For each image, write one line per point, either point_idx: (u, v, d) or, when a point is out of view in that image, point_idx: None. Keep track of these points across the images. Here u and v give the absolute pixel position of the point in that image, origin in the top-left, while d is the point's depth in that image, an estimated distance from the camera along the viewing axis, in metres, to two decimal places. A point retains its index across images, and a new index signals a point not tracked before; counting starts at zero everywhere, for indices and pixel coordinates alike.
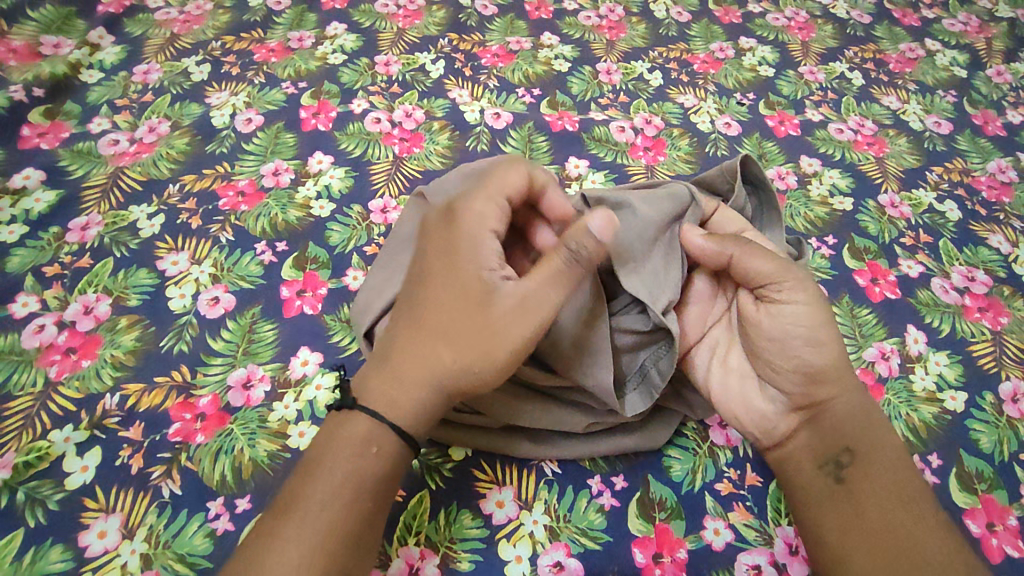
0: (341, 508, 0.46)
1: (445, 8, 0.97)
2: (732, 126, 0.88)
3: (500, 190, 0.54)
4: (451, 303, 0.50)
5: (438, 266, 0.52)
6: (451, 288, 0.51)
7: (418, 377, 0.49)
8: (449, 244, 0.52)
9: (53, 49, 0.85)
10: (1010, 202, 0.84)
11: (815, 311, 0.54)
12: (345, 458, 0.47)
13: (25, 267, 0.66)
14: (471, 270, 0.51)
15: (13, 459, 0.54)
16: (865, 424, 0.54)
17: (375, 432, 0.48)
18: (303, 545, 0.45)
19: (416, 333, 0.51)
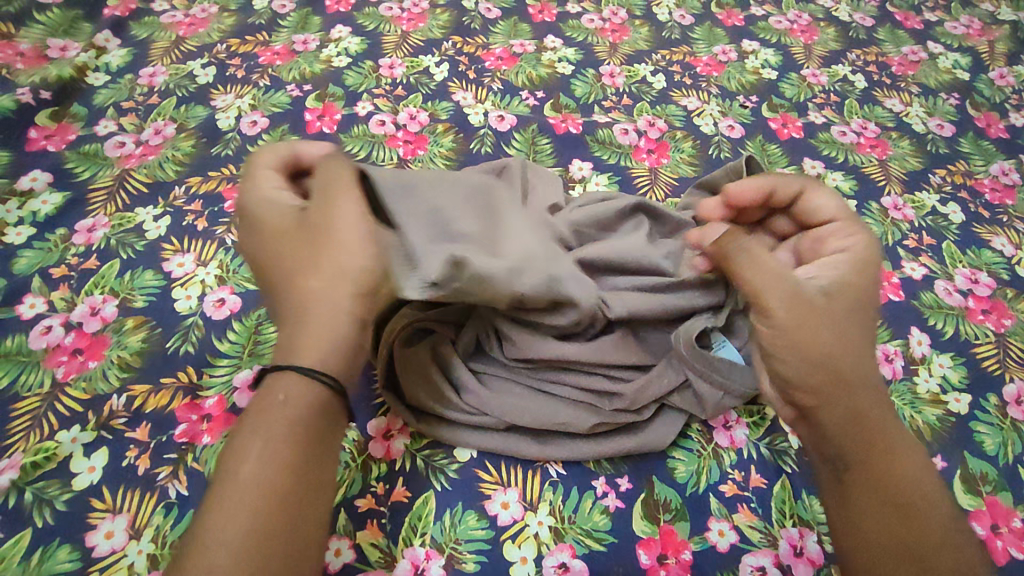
0: (257, 468, 0.40)
1: (449, 12, 0.98)
2: (735, 128, 0.88)
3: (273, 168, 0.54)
4: (290, 252, 0.48)
5: (264, 247, 0.50)
6: (283, 246, 0.49)
7: (305, 316, 0.45)
8: (255, 225, 0.51)
9: (60, 52, 0.85)
10: (1013, 205, 0.84)
11: (796, 314, 0.47)
12: (250, 423, 0.42)
13: (32, 269, 0.66)
14: (283, 217, 0.50)
15: (21, 459, 0.54)
16: (874, 426, 0.47)
17: (279, 381, 0.43)
18: (242, 507, 0.39)
19: (287, 290, 0.47)
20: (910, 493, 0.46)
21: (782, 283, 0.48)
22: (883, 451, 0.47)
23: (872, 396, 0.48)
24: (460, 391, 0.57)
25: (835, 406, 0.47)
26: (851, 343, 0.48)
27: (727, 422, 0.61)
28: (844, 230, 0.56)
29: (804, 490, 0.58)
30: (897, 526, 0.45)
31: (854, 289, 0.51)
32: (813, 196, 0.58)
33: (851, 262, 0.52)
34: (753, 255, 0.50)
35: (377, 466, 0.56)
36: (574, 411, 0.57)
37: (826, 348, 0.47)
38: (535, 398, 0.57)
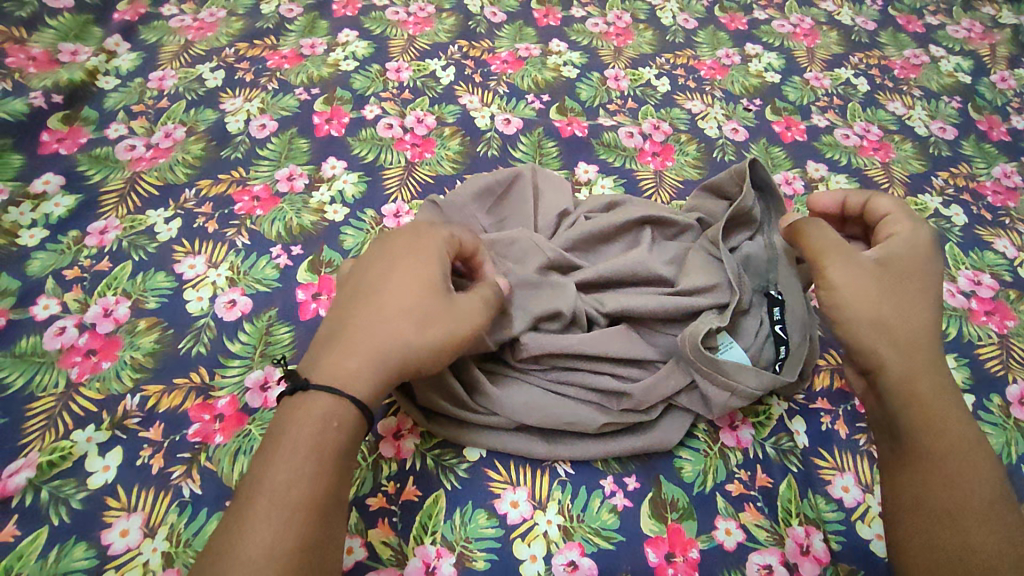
0: (308, 488, 0.43)
1: (455, 16, 0.99)
2: (739, 131, 0.89)
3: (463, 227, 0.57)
4: (406, 289, 0.51)
5: (392, 265, 0.52)
6: (408, 275, 0.51)
7: (368, 350, 0.48)
8: (411, 246, 0.53)
9: (71, 56, 0.87)
10: (1016, 207, 0.84)
11: (861, 289, 0.53)
12: (302, 437, 0.45)
13: (45, 271, 0.67)
14: (426, 264, 0.52)
15: (36, 458, 0.55)
16: (931, 390, 0.51)
17: (336, 408, 0.46)
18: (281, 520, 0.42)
19: (373, 316, 0.49)
20: (965, 468, 0.48)
21: (851, 264, 0.53)
22: (939, 426, 0.50)
23: (933, 364, 0.52)
24: (471, 391, 0.57)
25: (893, 367, 0.51)
26: (916, 313, 0.53)
27: (733, 423, 0.62)
28: (898, 221, 0.57)
29: (809, 489, 0.59)
30: (940, 500, 0.48)
31: (920, 263, 0.55)
32: (875, 204, 0.59)
33: (916, 245, 0.55)
34: (833, 239, 0.55)
35: (387, 466, 0.57)
36: (583, 411, 0.57)
37: (882, 318, 0.52)
38: (545, 398, 0.57)
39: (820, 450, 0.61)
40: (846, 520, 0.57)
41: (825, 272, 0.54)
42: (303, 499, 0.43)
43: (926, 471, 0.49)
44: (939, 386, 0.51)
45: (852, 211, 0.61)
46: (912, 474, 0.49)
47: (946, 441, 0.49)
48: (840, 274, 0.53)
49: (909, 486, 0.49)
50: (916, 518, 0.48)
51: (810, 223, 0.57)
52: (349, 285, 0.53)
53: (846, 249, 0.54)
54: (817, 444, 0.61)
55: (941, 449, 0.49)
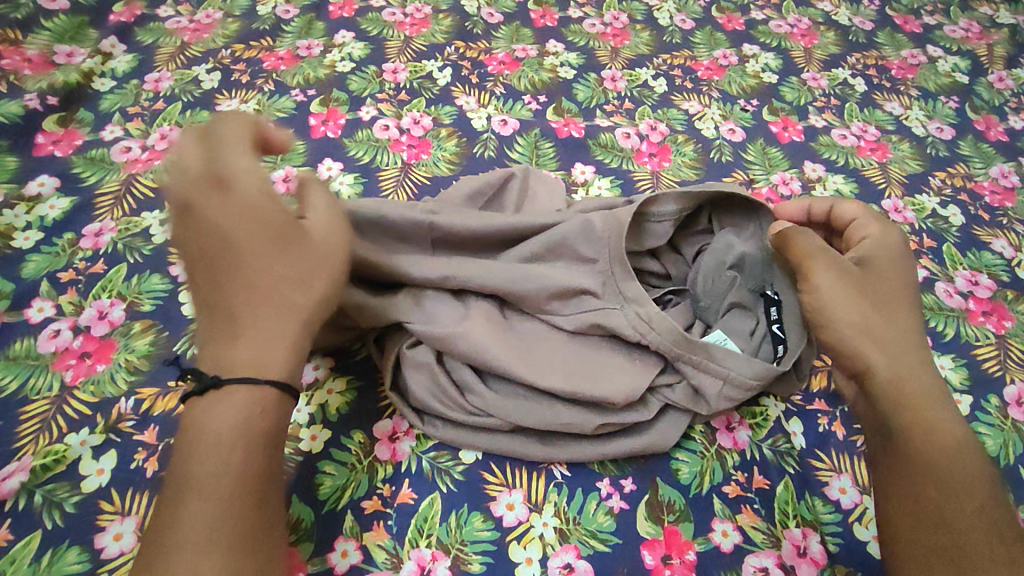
0: (234, 476, 0.44)
1: (452, 17, 0.99)
2: (736, 132, 0.89)
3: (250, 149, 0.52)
4: (269, 251, 0.49)
5: (238, 231, 0.48)
6: (262, 235, 0.49)
7: (272, 318, 0.48)
8: (241, 206, 0.49)
9: (67, 58, 0.86)
10: (1013, 207, 0.84)
11: (844, 288, 0.53)
12: (225, 427, 0.45)
13: (40, 273, 0.67)
14: (270, 220, 0.50)
15: (30, 462, 0.55)
16: (919, 389, 0.51)
17: (255, 392, 0.46)
18: (205, 521, 0.42)
19: (258, 284, 0.48)
20: (954, 467, 0.48)
21: (835, 268, 0.54)
22: (928, 425, 0.50)
23: (919, 362, 0.52)
24: (464, 391, 0.57)
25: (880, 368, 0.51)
26: (900, 313, 0.53)
27: (730, 424, 0.62)
28: (868, 225, 0.58)
29: (806, 491, 0.59)
30: (933, 502, 0.47)
31: (898, 263, 0.56)
32: (840, 210, 0.61)
33: (888, 247, 0.57)
34: (816, 243, 0.55)
35: (383, 469, 0.57)
36: (577, 412, 0.57)
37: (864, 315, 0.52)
38: (538, 399, 0.57)
39: (817, 451, 0.61)
40: (843, 522, 0.57)
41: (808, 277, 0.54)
42: (233, 496, 0.43)
43: (919, 472, 0.49)
44: (925, 383, 0.51)
45: (818, 216, 0.62)
46: (904, 475, 0.49)
47: (935, 438, 0.49)
48: (824, 276, 0.54)
49: (902, 488, 0.49)
50: (911, 520, 0.48)
51: (795, 227, 0.56)
52: (193, 259, 0.49)
53: (830, 253, 0.55)
54: (814, 446, 0.61)
55: (931, 448, 0.49)
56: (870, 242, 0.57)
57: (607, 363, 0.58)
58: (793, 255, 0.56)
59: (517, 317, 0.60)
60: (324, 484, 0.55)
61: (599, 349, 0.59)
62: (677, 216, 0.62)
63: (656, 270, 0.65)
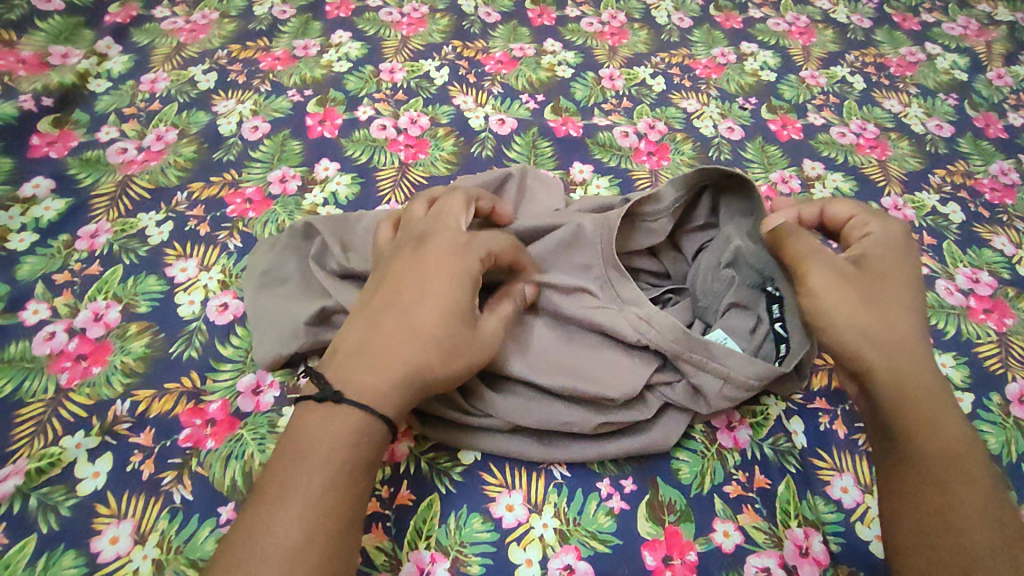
0: (336, 496, 0.44)
1: (449, 16, 0.98)
2: (735, 130, 0.88)
3: (494, 245, 0.56)
4: (436, 315, 0.51)
5: (428, 287, 0.52)
6: (443, 305, 0.51)
7: (400, 370, 0.49)
8: (446, 271, 0.53)
9: (62, 59, 0.86)
10: (1013, 204, 0.84)
11: (842, 289, 0.52)
12: (335, 445, 0.46)
13: (35, 275, 0.66)
14: (459, 295, 0.52)
15: (25, 465, 0.54)
16: (923, 389, 0.50)
17: (370, 426, 0.47)
18: (303, 533, 0.43)
19: (406, 334, 0.50)
20: (955, 466, 0.48)
21: (832, 267, 0.53)
22: (931, 427, 0.49)
23: (921, 364, 0.50)
24: (466, 395, 0.57)
25: (882, 368, 0.50)
26: (903, 312, 0.52)
27: (730, 423, 0.61)
28: (859, 224, 0.58)
29: (808, 490, 0.58)
30: (936, 506, 0.47)
31: (898, 261, 0.55)
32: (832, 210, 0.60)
33: (886, 246, 0.56)
34: (811, 245, 0.54)
35: (381, 470, 0.56)
36: (577, 412, 0.57)
37: (865, 319, 0.51)
38: (538, 401, 0.57)
39: (818, 451, 0.60)
40: (845, 521, 0.57)
41: (805, 277, 0.53)
42: (331, 511, 0.44)
43: (923, 475, 0.48)
44: (927, 386, 0.50)
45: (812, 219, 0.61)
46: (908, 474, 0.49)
47: (936, 440, 0.49)
48: (821, 277, 0.52)
49: (906, 487, 0.49)
50: (915, 525, 0.47)
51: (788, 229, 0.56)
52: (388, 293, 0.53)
53: (825, 253, 0.54)
54: (816, 445, 0.61)
55: (931, 450, 0.49)
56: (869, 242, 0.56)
57: (605, 363, 0.57)
58: (788, 257, 0.55)
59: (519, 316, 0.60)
60: None
61: (596, 349, 0.58)
62: (673, 209, 0.61)
63: (652, 269, 0.65)
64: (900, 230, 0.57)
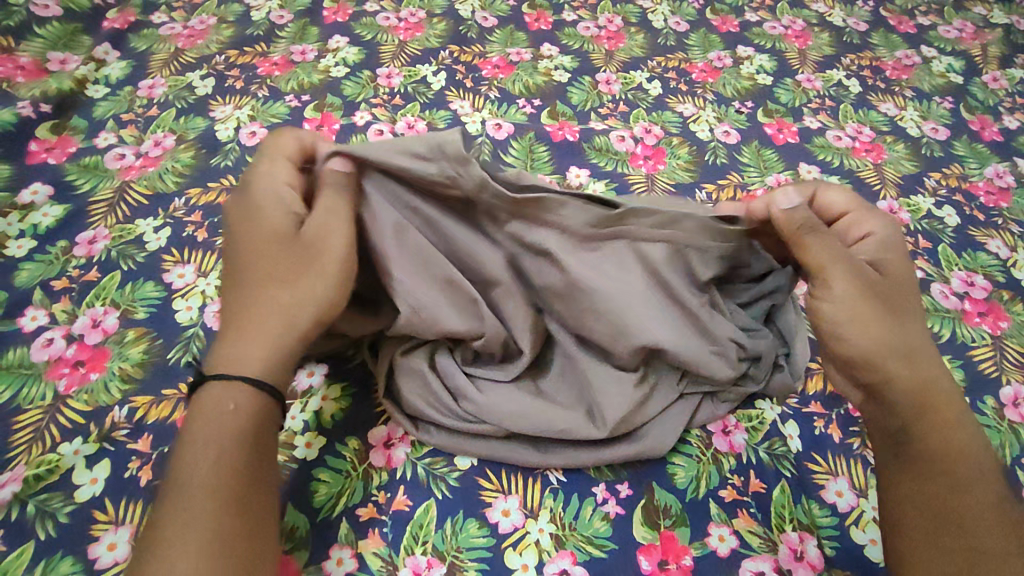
0: (210, 472, 0.43)
1: (446, 21, 0.99)
2: (731, 134, 0.89)
3: (280, 157, 0.57)
4: (268, 258, 0.52)
5: (244, 247, 0.53)
6: (264, 249, 0.52)
7: (255, 328, 0.49)
8: (247, 223, 0.54)
9: (60, 65, 0.86)
10: (1008, 207, 0.84)
11: (863, 302, 0.52)
12: (199, 427, 0.45)
13: (33, 281, 0.67)
14: (277, 226, 0.53)
15: (23, 472, 0.55)
16: (939, 398, 0.51)
17: (228, 392, 0.47)
18: (184, 518, 0.42)
19: (246, 293, 0.51)
20: (965, 471, 0.49)
21: (851, 272, 0.53)
22: (944, 428, 0.50)
23: (937, 373, 0.52)
24: (458, 397, 0.58)
25: (901, 378, 0.51)
26: (915, 325, 0.53)
27: (726, 427, 0.62)
28: (863, 219, 0.58)
29: (803, 494, 0.58)
30: (945, 504, 0.48)
31: (899, 265, 0.56)
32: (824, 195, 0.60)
33: (889, 246, 0.56)
34: (830, 248, 0.54)
35: (377, 475, 0.56)
36: (571, 418, 0.57)
37: (888, 332, 0.52)
38: (531, 403, 0.57)
39: (813, 455, 0.61)
40: (839, 525, 0.57)
41: (829, 283, 0.53)
42: (215, 489, 0.43)
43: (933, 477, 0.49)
44: (946, 395, 0.51)
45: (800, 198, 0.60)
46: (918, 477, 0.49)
47: (946, 438, 0.50)
48: (844, 286, 0.52)
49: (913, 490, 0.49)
50: (923, 523, 0.48)
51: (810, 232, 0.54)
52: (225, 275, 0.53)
53: (845, 259, 0.54)
54: (811, 449, 0.61)
55: (940, 449, 0.49)
56: (872, 242, 0.56)
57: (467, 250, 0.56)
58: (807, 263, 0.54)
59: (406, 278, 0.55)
60: (319, 491, 0.55)
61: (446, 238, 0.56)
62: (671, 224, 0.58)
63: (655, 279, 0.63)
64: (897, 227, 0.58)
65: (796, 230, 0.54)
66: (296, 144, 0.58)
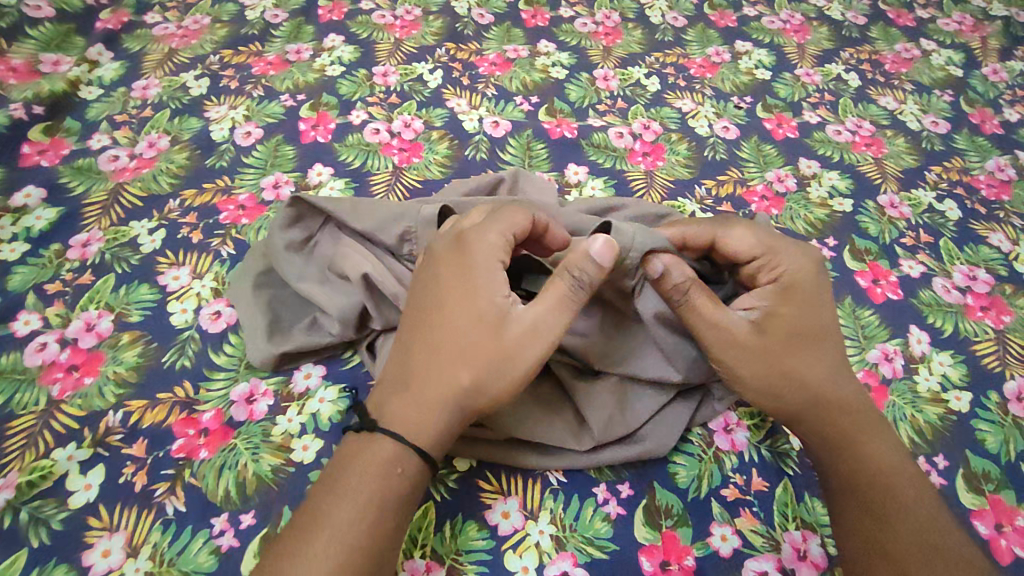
0: (364, 533, 0.46)
1: (442, 18, 0.98)
2: (730, 129, 0.88)
3: (507, 226, 0.53)
4: (460, 327, 0.51)
5: (447, 300, 0.52)
6: (464, 315, 0.51)
7: (435, 401, 0.50)
8: (457, 276, 0.52)
9: (53, 67, 0.86)
10: (1010, 200, 0.84)
11: (764, 350, 0.54)
12: (371, 482, 0.48)
13: (27, 285, 0.66)
14: (480, 302, 0.51)
15: (15, 478, 0.54)
16: (845, 430, 0.55)
17: (402, 455, 0.49)
18: (331, 559, 0.45)
19: (431, 357, 0.51)
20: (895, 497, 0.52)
21: (724, 333, 0.53)
22: (853, 448, 0.54)
23: (844, 399, 0.55)
24: None
25: (809, 421, 0.55)
26: (815, 369, 0.55)
27: (727, 425, 0.61)
28: (772, 259, 0.56)
29: (806, 492, 0.58)
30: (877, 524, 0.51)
31: (806, 305, 0.56)
32: (726, 242, 0.57)
33: (793, 283, 0.56)
34: (700, 311, 0.53)
35: None
36: (563, 426, 0.57)
37: (791, 378, 0.54)
38: (529, 409, 0.57)
39: None
40: None
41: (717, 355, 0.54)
42: (364, 547, 0.46)
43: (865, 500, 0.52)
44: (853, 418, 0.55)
45: (699, 244, 0.58)
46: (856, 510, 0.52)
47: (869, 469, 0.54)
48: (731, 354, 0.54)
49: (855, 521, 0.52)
50: (860, 551, 0.51)
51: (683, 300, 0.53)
52: (420, 311, 0.53)
53: (724, 322, 0.53)
54: None
55: (865, 479, 0.53)
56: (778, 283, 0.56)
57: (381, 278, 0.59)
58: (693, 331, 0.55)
59: (339, 294, 0.60)
60: None
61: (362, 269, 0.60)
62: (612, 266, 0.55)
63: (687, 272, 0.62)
64: (804, 252, 0.57)
65: (671, 296, 0.53)
66: (531, 223, 0.54)
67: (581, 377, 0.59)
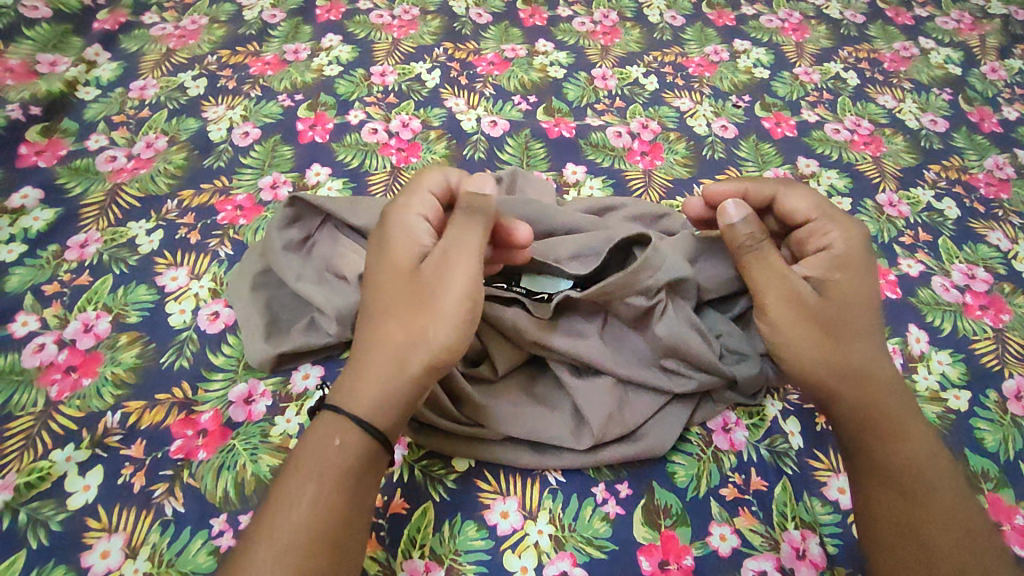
0: (308, 509, 0.45)
1: (440, 18, 0.98)
2: (728, 128, 0.88)
3: (417, 192, 0.56)
4: (385, 291, 0.52)
5: (374, 273, 0.54)
6: (389, 277, 0.52)
7: (371, 365, 0.50)
8: (379, 246, 0.54)
9: (50, 67, 0.85)
10: (1009, 198, 0.84)
11: (808, 317, 0.54)
12: (311, 458, 0.47)
13: (24, 286, 0.66)
14: (400, 261, 0.53)
15: (14, 480, 0.54)
16: (885, 408, 0.53)
17: (340, 424, 0.48)
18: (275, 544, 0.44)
19: (366, 329, 0.52)
20: (929, 481, 0.51)
21: (783, 292, 0.54)
22: (892, 428, 0.52)
23: (884, 376, 0.54)
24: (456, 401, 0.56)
25: (846, 395, 0.53)
26: (865, 337, 0.54)
27: (727, 425, 0.61)
28: (818, 233, 0.57)
29: (805, 491, 0.58)
30: (908, 508, 0.50)
31: (855, 276, 0.55)
32: (786, 199, 0.59)
33: (846, 254, 0.56)
34: (767, 269, 0.55)
35: None
36: (560, 425, 0.57)
37: (834, 345, 0.54)
38: (523, 409, 0.58)
39: (815, 451, 0.60)
40: (841, 522, 0.56)
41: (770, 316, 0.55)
42: (307, 524, 0.44)
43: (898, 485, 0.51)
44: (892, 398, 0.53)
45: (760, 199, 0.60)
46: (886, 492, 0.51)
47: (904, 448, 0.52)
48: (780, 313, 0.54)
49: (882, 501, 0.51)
50: (890, 534, 0.50)
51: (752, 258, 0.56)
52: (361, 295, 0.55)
53: (783, 281, 0.55)
54: (813, 445, 0.60)
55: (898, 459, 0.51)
56: (828, 252, 0.56)
57: None
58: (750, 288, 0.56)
59: (336, 291, 0.60)
60: None
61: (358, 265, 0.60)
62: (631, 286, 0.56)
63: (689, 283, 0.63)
64: (858, 227, 0.58)
65: (745, 246, 0.56)
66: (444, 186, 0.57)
67: (579, 377, 0.59)
